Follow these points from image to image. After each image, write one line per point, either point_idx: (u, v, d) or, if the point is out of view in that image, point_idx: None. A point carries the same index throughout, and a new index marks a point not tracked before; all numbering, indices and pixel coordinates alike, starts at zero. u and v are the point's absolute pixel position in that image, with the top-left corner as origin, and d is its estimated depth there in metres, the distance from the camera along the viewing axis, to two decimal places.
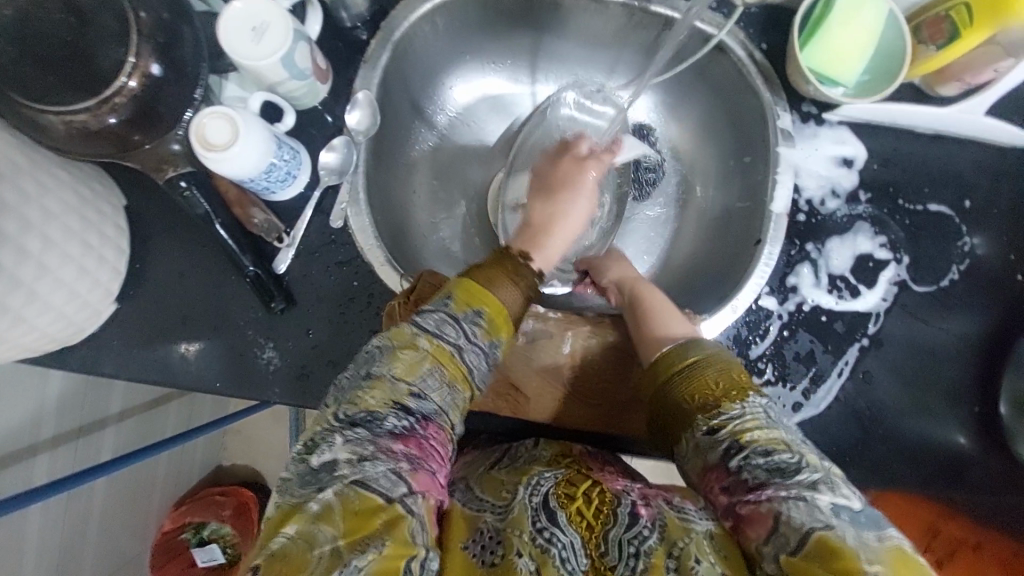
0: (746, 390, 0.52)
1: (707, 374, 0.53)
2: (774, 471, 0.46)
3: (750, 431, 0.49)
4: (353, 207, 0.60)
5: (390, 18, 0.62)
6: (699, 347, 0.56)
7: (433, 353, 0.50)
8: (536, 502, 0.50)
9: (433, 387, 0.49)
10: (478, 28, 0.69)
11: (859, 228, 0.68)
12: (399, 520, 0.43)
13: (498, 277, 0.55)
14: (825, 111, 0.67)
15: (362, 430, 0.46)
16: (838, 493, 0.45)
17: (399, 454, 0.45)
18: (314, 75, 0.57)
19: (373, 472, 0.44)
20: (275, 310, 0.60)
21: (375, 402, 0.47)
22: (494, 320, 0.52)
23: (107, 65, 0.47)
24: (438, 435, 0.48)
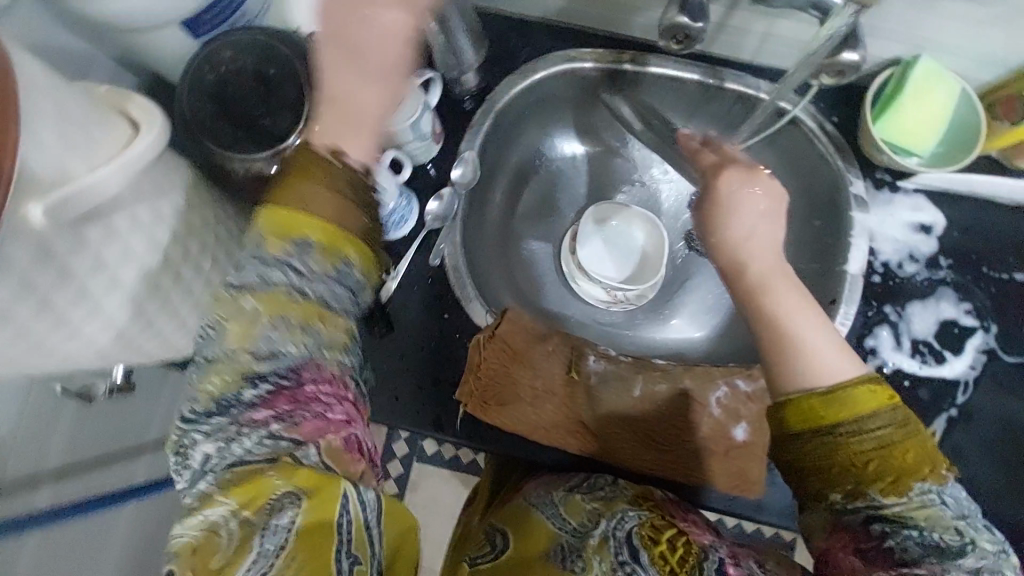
0: (912, 476, 0.44)
1: (861, 446, 0.44)
2: (931, 548, 0.42)
3: (912, 512, 0.43)
4: (451, 248, 0.68)
5: (495, 93, 0.73)
6: (857, 400, 0.44)
7: (264, 302, 0.40)
8: (620, 534, 0.55)
9: (279, 340, 0.40)
10: (567, 102, 0.79)
11: (941, 294, 0.67)
12: (296, 470, 0.39)
13: (302, 190, 0.41)
14: (901, 179, 0.69)
15: (219, 417, 0.40)
16: None
17: (269, 417, 0.40)
18: (431, 137, 0.67)
19: (246, 448, 0.40)
20: (375, 336, 0.68)
21: (218, 386, 0.40)
22: (326, 245, 0.40)
23: (280, 125, 0.58)
24: (317, 375, 0.41)
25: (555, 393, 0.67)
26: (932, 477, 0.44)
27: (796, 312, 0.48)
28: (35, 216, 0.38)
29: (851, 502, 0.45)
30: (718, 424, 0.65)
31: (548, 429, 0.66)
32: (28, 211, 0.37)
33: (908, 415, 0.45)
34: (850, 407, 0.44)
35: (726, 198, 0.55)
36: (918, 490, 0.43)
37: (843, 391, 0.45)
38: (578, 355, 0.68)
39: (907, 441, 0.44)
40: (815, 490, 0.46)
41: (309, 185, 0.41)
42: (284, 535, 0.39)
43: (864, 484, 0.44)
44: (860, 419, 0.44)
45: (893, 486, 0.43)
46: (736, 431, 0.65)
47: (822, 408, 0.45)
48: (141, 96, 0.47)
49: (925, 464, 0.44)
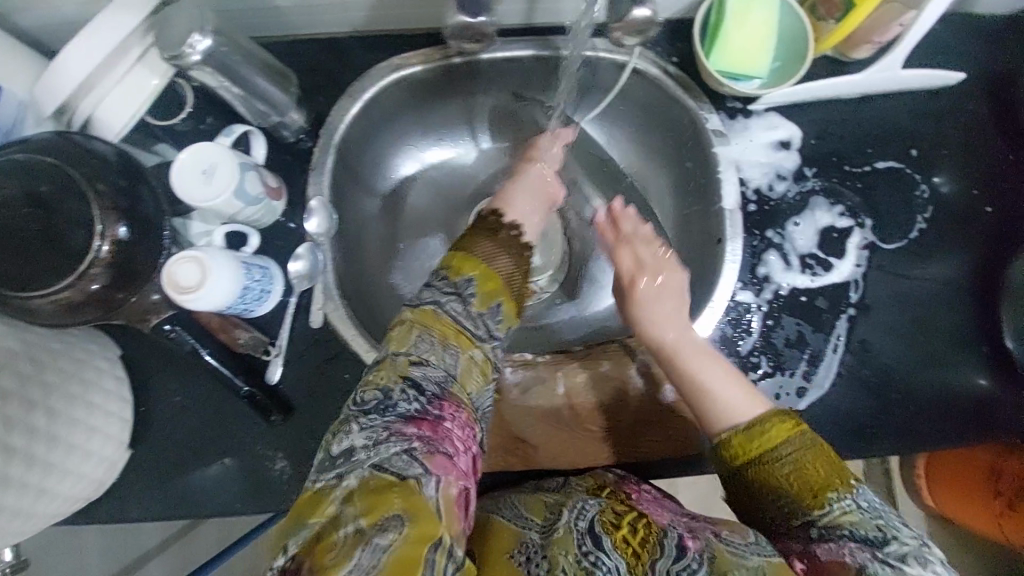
0: (824, 491, 0.48)
1: (779, 468, 0.50)
2: (857, 538, 0.46)
3: (834, 514, 0.47)
4: (330, 303, 0.64)
5: (326, 125, 0.67)
6: (771, 433, 0.51)
7: (418, 318, 0.52)
8: (581, 526, 0.51)
9: (428, 349, 0.50)
10: (411, 110, 0.74)
11: (814, 203, 0.69)
12: (416, 498, 0.40)
13: (475, 240, 0.60)
14: (750, 103, 0.69)
15: (379, 413, 0.45)
16: (927, 567, 0.43)
17: (411, 434, 0.44)
18: (268, 196, 0.62)
19: (387, 453, 0.42)
20: (274, 423, 0.63)
21: (381, 380, 0.47)
22: (460, 339, 0.52)
23: (78, 242, 0.51)
24: (454, 415, 0.48)
25: None
26: (846, 486, 0.48)
27: (710, 375, 0.57)
28: None
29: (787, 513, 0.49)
30: (646, 393, 0.65)
31: (485, 456, 0.64)
32: None
33: (813, 438, 0.50)
34: (762, 439, 0.51)
35: (642, 293, 0.64)
36: (839, 498, 0.47)
37: (757, 425, 0.52)
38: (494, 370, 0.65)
39: (818, 455, 0.49)
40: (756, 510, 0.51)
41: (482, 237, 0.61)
42: (379, 558, 0.36)
43: (794, 502, 0.49)
44: (779, 444, 0.50)
45: (813, 499, 0.48)
46: (663, 395, 0.65)
47: (748, 442, 0.52)
48: None
49: (842, 475, 0.49)
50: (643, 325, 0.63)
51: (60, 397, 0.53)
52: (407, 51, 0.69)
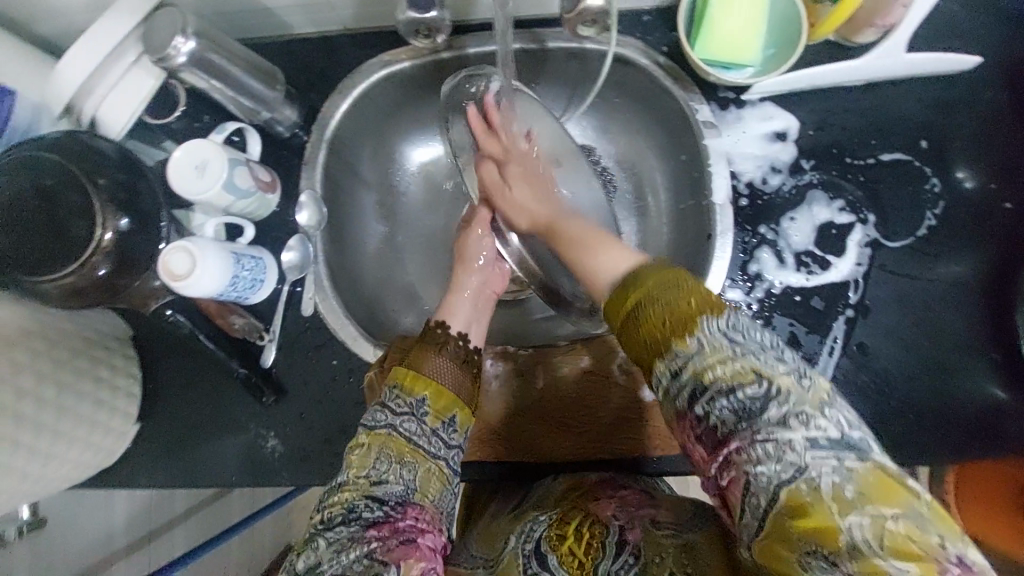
0: (699, 321, 0.41)
1: (655, 313, 0.42)
2: (739, 410, 0.38)
3: (709, 367, 0.39)
4: (320, 293, 0.67)
5: (318, 121, 0.69)
6: (646, 279, 0.44)
7: (376, 438, 0.52)
8: (528, 549, 0.52)
9: (387, 468, 0.50)
10: (402, 106, 0.75)
11: (812, 198, 0.66)
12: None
13: (424, 356, 0.57)
14: (743, 93, 0.67)
15: (342, 528, 0.46)
16: (812, 424, 0.36)
17: (372, 540, 0.45)
18: (260, 189, 0.65)
19: (350, 564, 0.44)
20: (267, 404, 0.67)
21: (344, 499, 0.48)
22: (437, 404, 0.54)
23: (80, 231, 0.55)
24: (419, 516, 0.48)
25: None
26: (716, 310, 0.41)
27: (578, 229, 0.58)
28: None
29: (668, 372, 0.41)
30: (627, 389, 0.64)
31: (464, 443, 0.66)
32: None
33: (680, 274, 0.44)
34: (638, 294, 0.44)
35: (495, 183, 0.66)
36: (704, 336, 0.40)
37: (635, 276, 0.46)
38: None
39: (691, 290, 0.42)
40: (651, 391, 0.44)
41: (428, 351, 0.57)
42: None
43: (666, 338, 0.41)
44: (646, 290, 0.44)
45: (683, 334, 0.41)
46: (644, 392, 0.63)
47: (619, 302, 0.45)
48: None
49: (710, 300, 0.42)
50: (515, 204, 0.64)
51: (69, 374, 0.58)
52: (395, 47, 0.71)
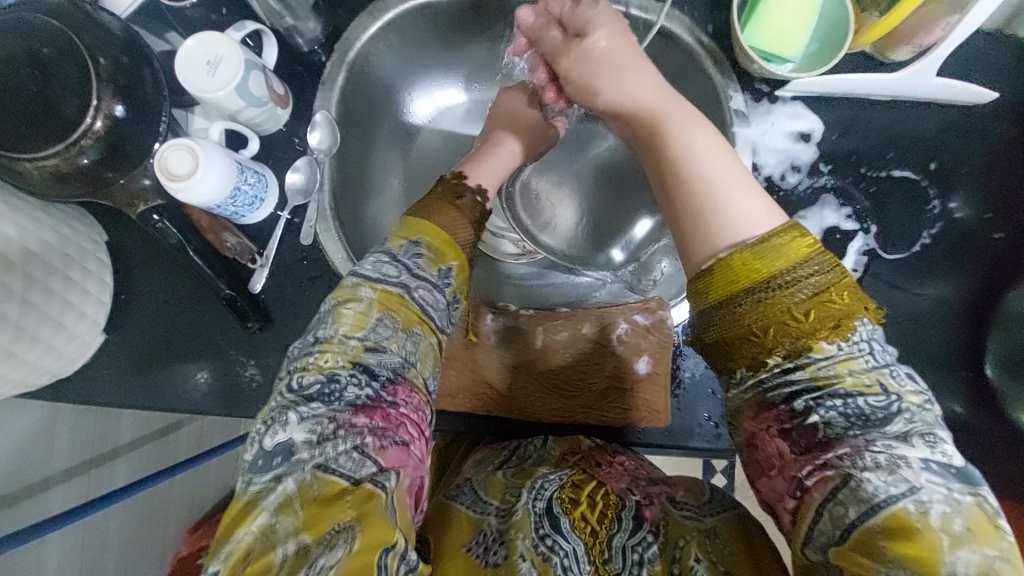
0: (847, 321, 0.43)
1: (795, 298, 0.43)
2: (854, 418, 0.41)
3: (837, 375, 0.41)
4: (322, 223, 0.62)
5: (343, 39, 0.64)
6: (784, 251, 0.44)
7: (383, 300, 0.48)
8: (539, 508, 0.51)
9: (385, 337, 0.47)
10: (432, 42, 0.72)
11: (824, 201, 0.68)
12: (368, 498, 0.42)
13: (438, 206, 0.56)
14: (778, 88, 0.67)
15: (318, 406, 0.44)
16: (934, 448, 0.39)
17: (362, 427, 0.44)
18: (272, 101, 0.60)
19: (332, 455, 0.43)
20: (251, 330, 0.63)
21: (329, 362, 0.46)
22: (436, 248, 0.52)
23: (71, 110, 0.50)
24: (409, 401, 0.47)
25: (455, 357, 0.65)
26: (865, 315, 0.43)
27: (699, 145, 0.52)
28: None
29: (778, 368, 0.43)
30: (622, 359, 0.64)
31: (452, 397, 0.64)
32: None
33: (833, 261, 0.44)
34: (776, 258, 0.44)
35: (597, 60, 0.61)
36: (845, 343, 0.42)
37: (769, 242, 0.44)
38: (475, 318, 0.65)
39: (843, 286, 0.43)
40: (752, 363, 0.44)
41: (442, 204, 0.56)
42: None
43: (803, 337, 0.42)
44: (794, 270, 0.43)
45: (833, 334, 0.42)
46: (640, 365, 0.64)
47: (753, 266, 0.44)
48: None
49: (863, 305, 0.43)
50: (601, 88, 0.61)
51: (38, 266, 0.53)
52: None
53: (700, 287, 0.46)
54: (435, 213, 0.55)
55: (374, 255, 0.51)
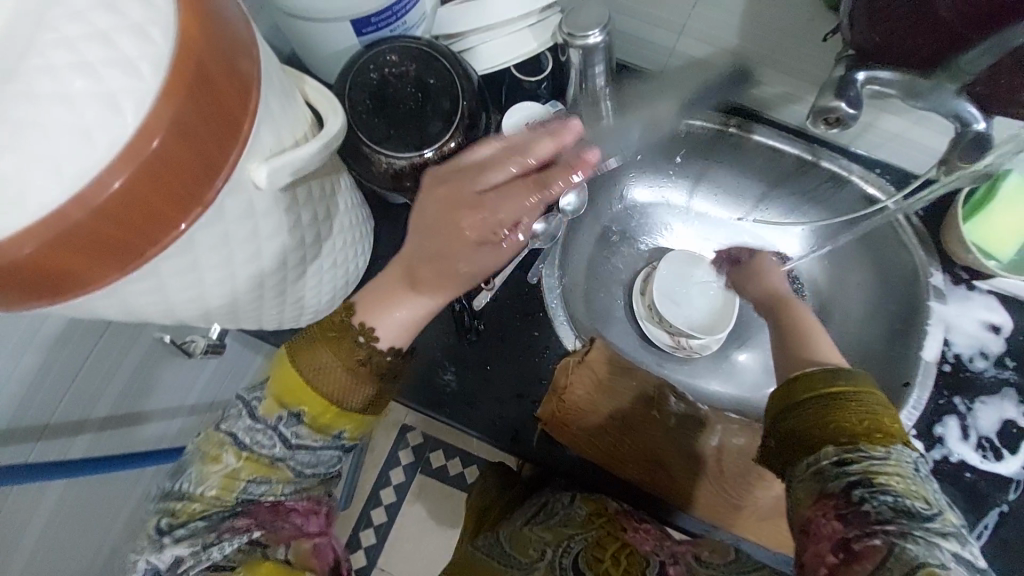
0: (894, 438, 0.46)
1: (858, 407, 0.48)
2: (901, 509, 0.43)
3: (886, 474, 0.44)
4: (549, 269, 0.72)
5: (608, 132, 0.77)
6: (855, 379, 0.50)
7: (249, 465, 0.53)
8: (566, 563, 0.68)
9: (258, 487, 0.54)
10: (664, 154, 0.84)
11: (1005, 393, 0.70)
12: (260, 565, 0.52)
13: (322, 361, 0.53)
14: (977, 278, 0.73)
15: (195, 524, 0.52)
16: (963, 546, 0.42)
17: (246, 526, 0.53)
18: (549, 164, 0.72)
19: (220, 554, 0.52)
20: (466, 342, 0.70)
21: (201, 507, 0.52)
22: (316, 420, 0.54)
23: (430, 128, 0.60)
24: (294, 500, 0.56)
25: (636, 428, 0.66)
26: (911, 445, 0.47)
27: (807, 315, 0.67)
28: (254, 176, 0.38)
29: (835, 458, 0.46)
30: None
31: (623, 466, 0.67)
32: (254, 172, 0.38)
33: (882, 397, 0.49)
34: (839, 379, 0.50)
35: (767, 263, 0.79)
36: (896, 451, 0.46)
37: (840, 372, 0.51)
38: (660, 396, 0.68)
39: (890, 412, 0.48)
40: (814, 446, 0.48)
41: (327, 353, 0.54)
42: None
43: (857, 437, 0.46)
44: (861, 391, 0.49)
45: (879, 441, 0.46)
46: None
47: (822, 381, 0.51)
48: (315, 80, 0.50)
49: (902, 433, 0.47)
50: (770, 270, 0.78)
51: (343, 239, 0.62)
52: None
53: (782, 388, 0.53)
54: (319, 372, 0.53)
55: (255, 398, 0.55)
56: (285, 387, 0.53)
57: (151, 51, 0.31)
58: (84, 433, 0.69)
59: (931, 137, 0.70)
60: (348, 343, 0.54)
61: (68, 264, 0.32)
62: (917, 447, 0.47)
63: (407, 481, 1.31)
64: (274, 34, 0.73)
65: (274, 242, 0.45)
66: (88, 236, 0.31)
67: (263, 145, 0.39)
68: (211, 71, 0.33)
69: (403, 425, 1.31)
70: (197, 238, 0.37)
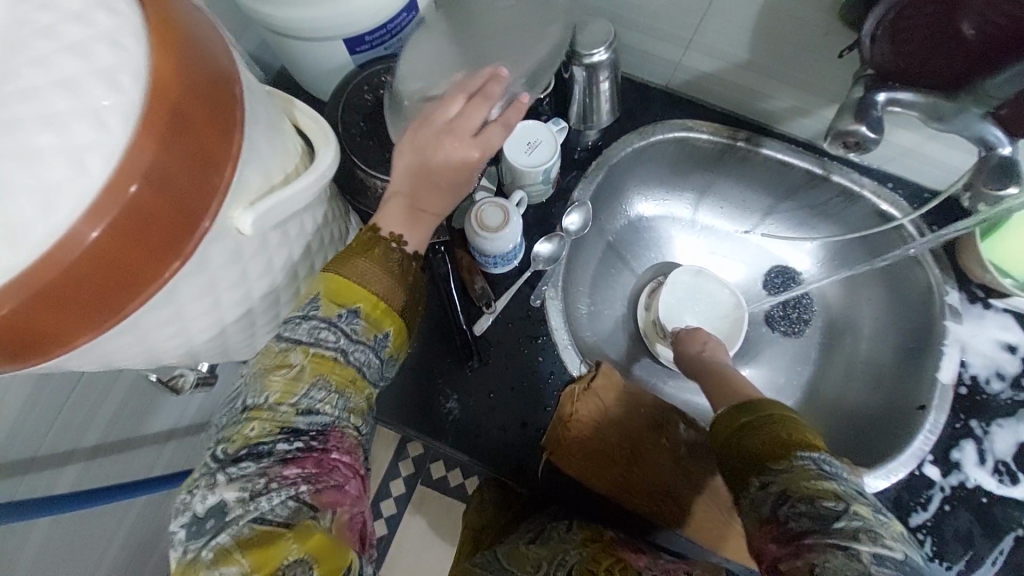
0: (793, 447, 0.45)
1: (767, 429, 0.48)
2: (813, 518, 0.41)
3: (794, 484, 0.43)
4: (553, 291, 0.70)
5: (611, 148, 0.75)
6: (760, 404, 0.50)
7: (312, 365, 0.44)
8: None
9: (319, 400, 0.44)
10: (669, 167, 0.82)
11: (1022, 415, 0.68)
12: (309, 535, 0.40)
13: (366, 265, 0.47)
14: (993, 297, 0.71)
15: (248, 463, 0.41)
16: (879, 542, 0.39)
17: (295, 477, 0.41)
18: (552, 182, 0.70)
19: (268, 506, 0.40)
20: (468, 369, 0.68)
21: (256, 433, 0.42)
22: (373, 316, 0.47)
23: None
24: (343, 445, 0.44)
25: (644, 456, 0.65)
26: (815, 447, 0.45)
27: None
28: (238, 222, 0.36)
29: (756, 485, 0.45)
30: None
31: (629, 493, 0.65)
32: (238, 217, 0.36)
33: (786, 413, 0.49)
34: (752, 408, 0.50)
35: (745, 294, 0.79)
36: (798, 457, 0.44)
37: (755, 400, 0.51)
38: (669, 422, 0.67)
39: (790, 424, 0.47)
40: (738, 479, 0.47)
41: (368, 261, 0.47)
42: None
43: (763, 457, 0.46)
44: (774, 411, 0.49)
45: (780, 455, 0.45)
46: None
47: (737, 414, 0.51)
48: (305, 103, 0.47)
49: (808, 439, 0.46)
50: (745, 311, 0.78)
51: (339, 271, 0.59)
52: (699, 119, 0.77)
53: (712, 427, 0.53)
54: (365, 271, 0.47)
55: (299, 321, 0.45)
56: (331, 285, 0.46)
57: (119, 102, 0.28)
58: (71, 464, 0.66)
59: (946, 152, 0.68)
60: (382, 246, 0.48)
61: (43, 328, 0.30)
62: (822, 446, 0.46)
63: (407, 494, 1.29)
64: (262, 49, 0.70)
65: (264, 282, 0.43)
66: (58, 303, 0.29)
67: (248, 188, 0.37)
68: (182, 116, 0.31)
69: (403, 437, 1.29)
70: (180, 289, 0.35)
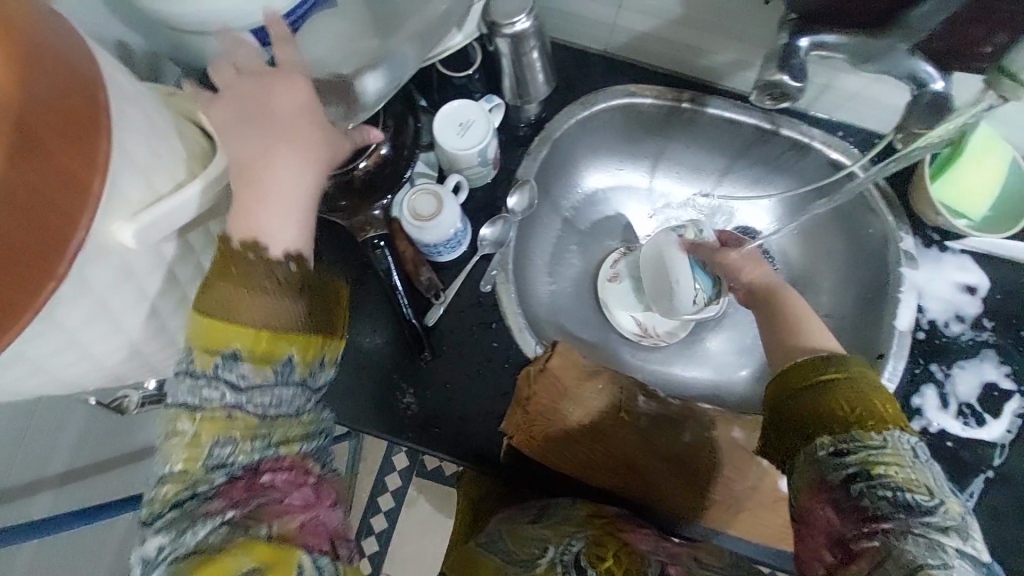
0: (890, 423, 0.43)
1: (858, 394, 0.45)
2: (899, 504, 0.39)
3: (884, 463, 0.41)
4: (503, 274, 0.69)
5: (553, 122, 0.73)
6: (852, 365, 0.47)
7: (206, 425, 0.40)
8: (567, 559, 0.52)
9: (228, 451, 0.40)
10: (618, 136, 0.79)
11: (984, 355, 0.68)
12: (254, 544, 0.37)
13: (243, 294, 0.41)
14: (949, 239, 0.70)
15: (171, 513, 0.38)
16: (970, 542, 0.38)
17: (228, 504, 0.39)
18: (492, 163, 0.68)
19: (203, 535, 0.37)
20: (422, 361, 0.67)
21: (174, 489, 0.39)
22: (260, 351, 0.41)
23: None
24: (277, 466, 0.42)
25: (605, 431, 0.64)
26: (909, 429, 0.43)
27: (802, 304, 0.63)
28: (118, 236, 0.35)
29: (829, 449, 0.43)
30: (769, 476, 0.64)
31: (592, 469, 0.64)
32: (116, 232, 0.35)
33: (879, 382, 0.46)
34: (837, 366, 0.47)
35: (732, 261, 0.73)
36: (896, 437, 0.42)
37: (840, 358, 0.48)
38: (629, 397, 0.66)
39: (889, 398, 0.45)
40: (805, 437, 0.45)
41: (246, 286, 0.41)
42: None
43: (852, 424, 0.43)
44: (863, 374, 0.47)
45: (872, 426, 0.42)
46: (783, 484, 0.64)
47: (814, 368, 0.48)
48: (212, 105, 0.44)
49: (901, 416, 0.44)
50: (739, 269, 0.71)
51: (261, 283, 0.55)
52: (641, 83, 0.75)
53: (779, 377, 0.50)
54: (244, 301, 0.41)
55: (179, 376, 0.41)
56: (207, 329, 0.40)
57: None
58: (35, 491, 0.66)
59: (890, 94, 0.66)
60: (242, 263, 0.41)
61: None
62: (915, 431, 0.43)
63: (403, 488, 1.29)
64: None
65: (170, 295, 0.42)
66: None
67: (127, 200, 0.35)
68: (30, 136, 0.28)
69: None
70: (61, 314, 0.34)
